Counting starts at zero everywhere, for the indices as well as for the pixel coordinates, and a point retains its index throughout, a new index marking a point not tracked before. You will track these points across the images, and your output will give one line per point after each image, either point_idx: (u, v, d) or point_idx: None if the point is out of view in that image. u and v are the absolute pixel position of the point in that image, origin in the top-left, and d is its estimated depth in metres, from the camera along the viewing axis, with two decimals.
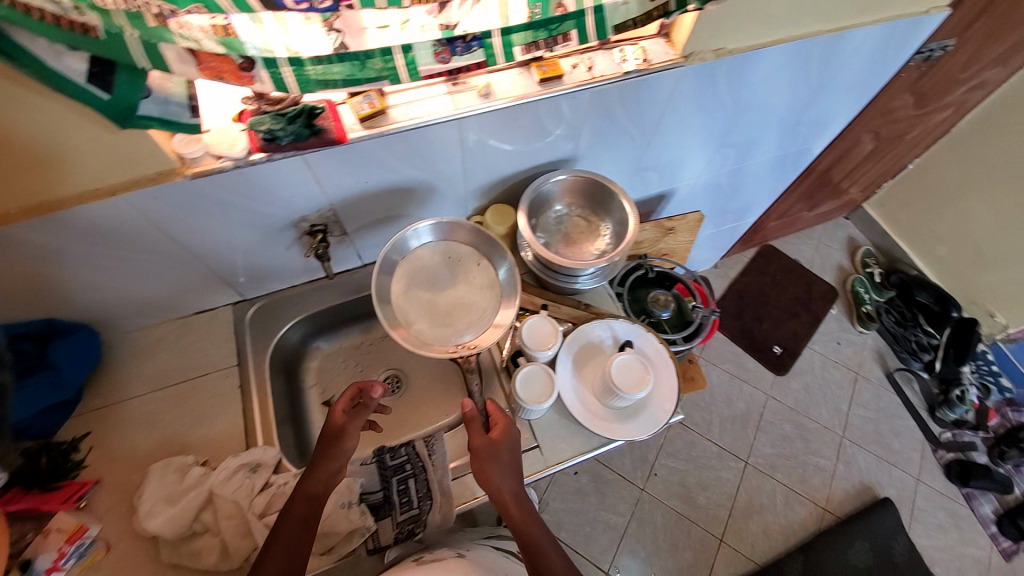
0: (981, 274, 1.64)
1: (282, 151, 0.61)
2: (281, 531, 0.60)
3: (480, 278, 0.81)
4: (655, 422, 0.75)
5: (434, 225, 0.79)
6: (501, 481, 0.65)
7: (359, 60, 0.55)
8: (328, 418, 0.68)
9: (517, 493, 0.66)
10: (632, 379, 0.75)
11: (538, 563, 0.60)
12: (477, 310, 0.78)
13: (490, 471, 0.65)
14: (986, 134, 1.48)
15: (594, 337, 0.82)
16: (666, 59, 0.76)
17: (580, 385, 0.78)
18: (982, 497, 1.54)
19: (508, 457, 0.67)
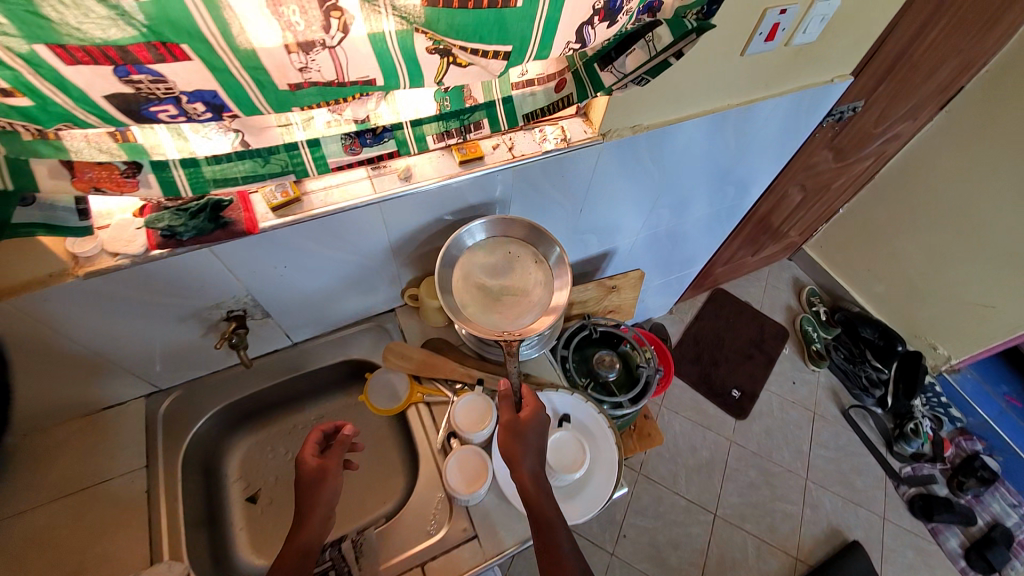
0: (918, 309, 1.72)
1: (183, 246, 0.59)
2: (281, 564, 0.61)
3: (535, 273, 0.85)
4: (595, 503, 0.73)
5: (494, 220, 0.83)
6: (525, 459, 0.68)
7: (262, 156, 0.55)
8: (300, 464, 0.69)
9: (535, 473, 0.68)
10: (567, 458, 0.75)
11: (547, 543, 0.62)
12: (529, 302, 0.83)
13: (514, 448, 0.69)
14: (905, 180, 1.60)
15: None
16: (584, 137, 0.79)
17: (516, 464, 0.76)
18: (948, 531, 1.52)
19: (533, 438, 0.71)
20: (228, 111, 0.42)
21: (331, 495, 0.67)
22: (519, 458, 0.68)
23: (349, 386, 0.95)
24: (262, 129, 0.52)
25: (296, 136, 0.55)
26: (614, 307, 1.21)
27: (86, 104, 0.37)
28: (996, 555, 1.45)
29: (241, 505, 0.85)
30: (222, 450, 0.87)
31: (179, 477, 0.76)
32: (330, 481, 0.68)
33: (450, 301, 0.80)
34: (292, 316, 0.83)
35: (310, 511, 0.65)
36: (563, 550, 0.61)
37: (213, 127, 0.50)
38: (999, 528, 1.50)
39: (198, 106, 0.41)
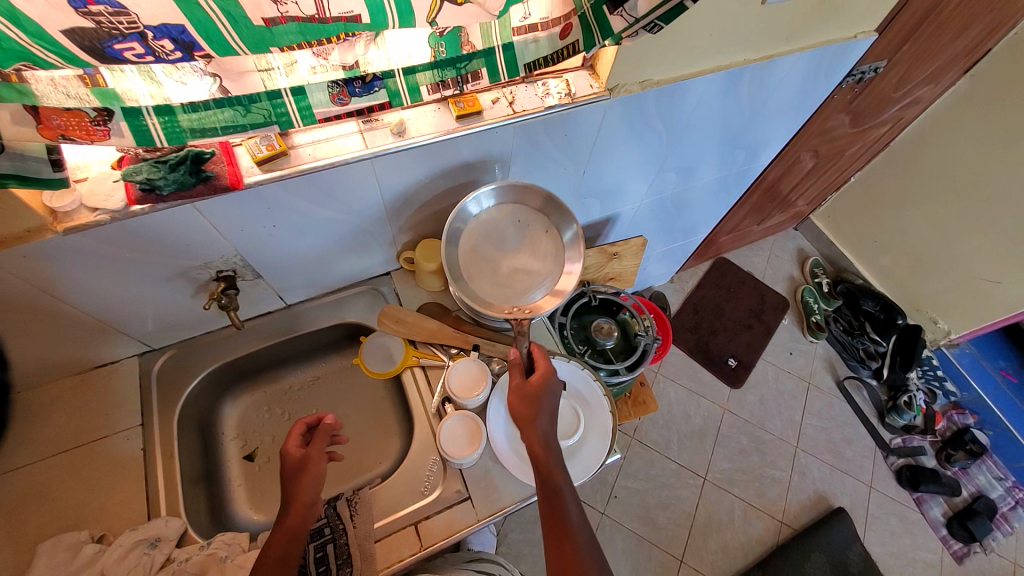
0: (922, 283, 1.70)
1: (165, 202, 0.57)
2: (270, 549, 0.61)
3: (546, 246, 0.80)
4: (586, 470, 0.74)
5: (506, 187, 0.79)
6: (538, 424, 0.67)
7: (242, 104, 0.50)
8: (283, 457, 0.67)
9: (546, 439, 0.66)
10: (562, 424, 0.76)
11: (553, 503, 0.64)
12: (540, 273, 0.79)
13: (529, 414, 0.67)
14: (922, 148, 1.53)
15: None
16: (590, 92, 0.74)
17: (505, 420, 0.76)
18: (932, 501, 1.56)
19: (547, 402, 0.69)
20: (200, 50, 0.40)
21: (316, 481, 0.66)
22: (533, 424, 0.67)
23: (345, 348, 0.95)
24: (240, 74, 0.49)
25: (279, 83, 0.51)
26: (615, 274, 1.19)
27: (43, 41, 0.34)
28: (978, 526, 1.48)
29: (239, 463, 0.86)
30: (219, 411, 0.87)
31: (175, 436, 0.77)
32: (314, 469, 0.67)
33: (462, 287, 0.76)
34: (285, 278, 0.81)
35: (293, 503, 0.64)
36: (569, 517, 0.63)
37: (188, 71, 0.47)
38: (982, 500, 1.53)
39: (166, 44, 0.38)
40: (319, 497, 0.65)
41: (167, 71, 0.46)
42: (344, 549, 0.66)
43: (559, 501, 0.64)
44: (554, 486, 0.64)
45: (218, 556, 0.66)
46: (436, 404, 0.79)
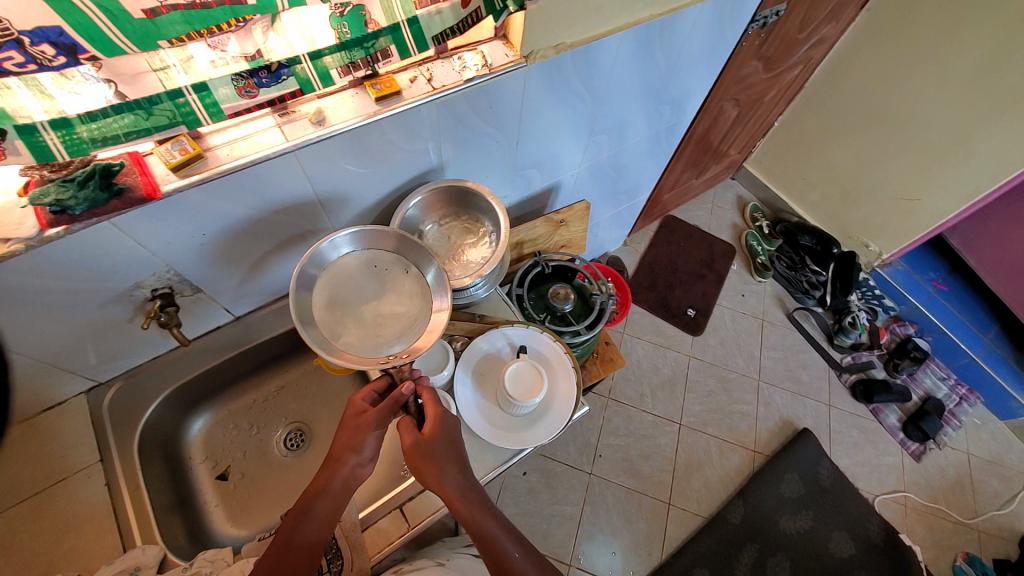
0: (849, 211, 1.83)
1: (79, 221, 0.54)
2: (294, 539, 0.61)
3: (410, 286, 0.73)
4: (557, 423, 0.77)
5: (362, 232, 0.73)
6: (443, 479, 0.63)
7: (143, 108, 0.49)
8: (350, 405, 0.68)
9: (459, 486, 0.64)
10: (526, 386, 0.77)
11: (489, 548, 0.62)
12: (405, 316, 0.71)
13: (430, 470, 0.63)
14: (832, 85, 1.64)
15: (487, 349, 0.83)
16: (507, 61, 0.75)
17: (472, 392, 0.79)
18: (887, 409, 1.70)
19: (444, 450, 0.65)
20: (84, 52, 0.42)
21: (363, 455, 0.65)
22: (440, 477, 0.63)
23: (306, 352, 0.94)
24: (136, 76, 0.47)
25: (179, 81, 0.50)
26: (565, 242, 1.24)
27: None
28: (929, 424, 1.63)
29: (213, 484, 0.84)
30: (182, 436, 0.85)
31: (139, 466, 0.75)
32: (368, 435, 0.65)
33: (313, 335, 0.66)
34: (229, 288, 0.79)
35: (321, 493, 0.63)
36: (512, 556, 0.62)
37: (78, 79, 0.44)
38: (931, 401, 1.69)
39: (46, 50, 0.40)
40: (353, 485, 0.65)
41: (58, 83, 0.44)
42: (333, 544, 0.67)
43: (493, 542, 0.62)
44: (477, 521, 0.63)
45: (203, 573, 0.64)
46: None
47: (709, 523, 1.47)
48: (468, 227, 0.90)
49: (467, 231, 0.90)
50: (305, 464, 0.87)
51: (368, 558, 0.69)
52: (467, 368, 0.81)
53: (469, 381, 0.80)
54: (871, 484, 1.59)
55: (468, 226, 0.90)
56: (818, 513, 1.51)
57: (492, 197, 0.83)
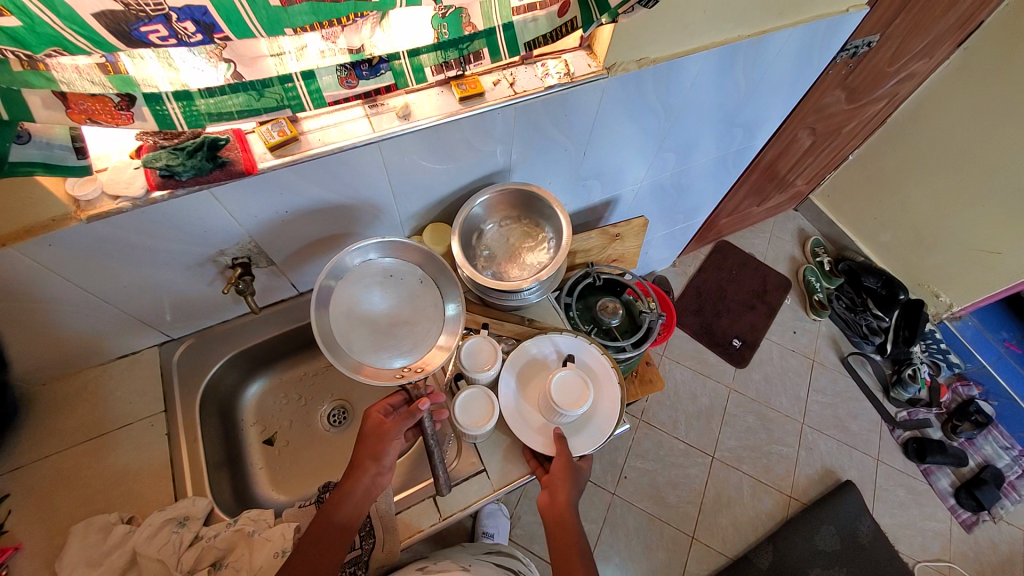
0: (923, 257, 1.71)
1: (184, 187, 0.59)
2: (318, 535, 0.64)
3: (423, 300, 0.79)
4: (603, 433, 0.76)
5: (377, 245, 0.76)
6: (565, 500, 0.70)
7: (256, 89, 0.54)
8: (366, 415, 0.71)
9: (570, 508, 0.70)
10: (572, 396, 0.75)
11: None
12: (421, 329, 0.77)
13: (561, 485, 0.70)
14: (919, 122, 1.54)
15: (533, 355, 0.83)
16: (588, 71, 0.76)
17: (519, 397, 0.79)
18: (940, 472, 1.57)
19: (575, 476, 0.72)
20: (218, 32, 0.45)
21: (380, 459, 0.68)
22: (563, 488, 0.70)
23: None
24: (253, 60, 0.51)
25: (290, 67, 0.54)
26: (617, 256, 1.22)
27: (75, 25, 0.39)
28: (984, 493, 1.50)
29: (259, 446, 0.89)
30: (238, 397, 0.90)
31: (196, 421, 0.80)
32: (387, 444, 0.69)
33: (342, 358, 0.71)
34: (297, 265, 0.84)
35: (344, 494, 0.66)
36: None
37: (204, 57, 0.49)
38: (988, 470, 1.56)
39: (188, 27, 0.43)
40: (374, 491, 0.67)
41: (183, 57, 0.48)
42: (368, 522, 0.69)
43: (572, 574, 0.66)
44: (573, 541, 0.68)
45: (246, 531, 0.68)
46: (450, 380, 0.82)
47: (732, 565, 1.40)
48: (531, 230, 0.91)
49: (527, 232, 0.91)
50: (345, 441, 0.90)
51: (398, 540, 0.71)
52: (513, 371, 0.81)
53: (514, 383, 0.81)
54: (913, 549, 1.47)
55: (531, 229, 0.91)
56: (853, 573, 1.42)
57: (558, 205, 0.83)
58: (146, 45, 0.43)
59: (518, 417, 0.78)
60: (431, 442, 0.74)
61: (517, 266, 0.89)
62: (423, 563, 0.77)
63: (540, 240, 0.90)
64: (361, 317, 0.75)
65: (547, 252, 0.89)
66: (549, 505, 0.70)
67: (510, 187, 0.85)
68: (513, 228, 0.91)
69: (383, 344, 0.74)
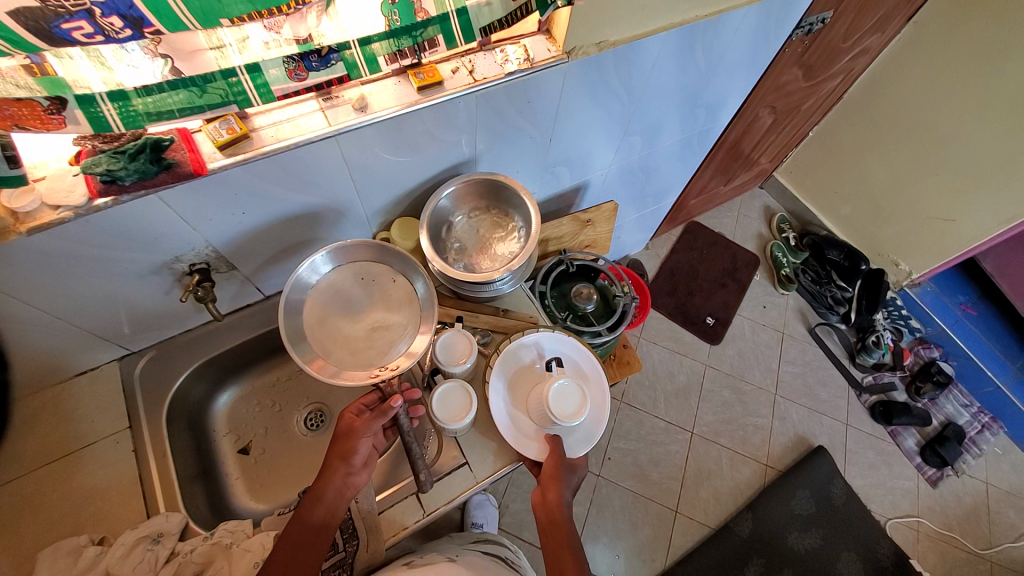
0: (882, 228, 1.78)
1: (129, 192, 0.56)
2: (294, 536, 0.63)
3: (396, 296, 0.77)
4: (596, 433, 0.77)
5: (339, 248, 0.75)
6: (557, 496, 0.70)
7: (197, 86, 0.51)
8: (341, 414, 0.71)
9: (563, 507, 0.70)
10: (568, 406, 0.73)
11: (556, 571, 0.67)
12: (393, 327, 0.75)
13: (554, 484, 0.71)
14: (874, 97, 1.59)
15: (521, 357, 0.82)
16: (548, 56, 0.75)
17: (510, 402, 0.78)
18: (906, 432, 1.66)
19: (568, 475, 0.73)
20: (148, 25, 0.42)
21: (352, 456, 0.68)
22: (556, 486, 0.70)
23: None
24: (191, 53, 0.49)
25: (233, 61, 0.51)
26: (590, 242, 1.22)
27: None
28: (948, 450, 1.60)
29: (235, 456, 0.86)
30: (209, 408, 0.87)
31: (165, 435, 0.77)
32: (358, 442, 0.68)
33: (302, 353, 0.69)
34: (261, 268, 0.81)
35: (319, 494, 0.65)
36: None
37: (138, 53, 0.47)
38: (951, 426, 1.65)
39: (114, 22, 0.41)
40: (348, 487, 0.67)
41: (117, 56, 0.46)
42: (350, 524, 0.69)
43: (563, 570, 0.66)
44: (565, 539, 0.68)
45: (223, 543, 0.66)
46: (427, 375, 0.81)
47: (715, 534, 1.46)
48: (501, 219, 0.90)
49: (496, 222, 0.90)
50: (325, 445, 0.88)
51: (382, 540, 0.70)
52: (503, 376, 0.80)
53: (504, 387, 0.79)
54: (881, 505, 1.55)
55: (501, 219, 0.90)
56: (828, 533, 1.49)
57: (525, 191, 0.83)
58: (72, 43, 0.41)
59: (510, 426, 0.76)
60: (409, 440, 0.72)
61: (489, 256, 0.88)
62: (408, 558, 0.76)
63: (510, 228, 0.89)
64: (333, 320, 0.74)
65: (518, 240, 0.88)
66: (542, 503, 0.71)
67: (476, 176, 0.84)
68: (484, 219, 0.90)
69: (356, 346, 0.73)
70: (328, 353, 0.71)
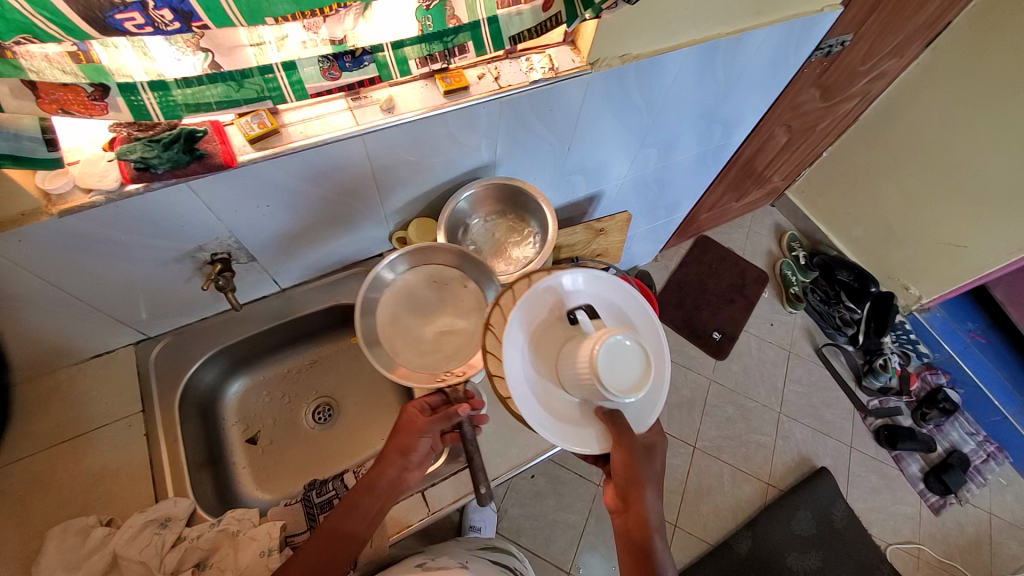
0: (894, 251, 1.77)
1: (160, 180, 0.58)
2: (328, 526, 0.63)
3: (466, 301, 0.79)
4: (663, 389, 0.61)
5: (415, 250, 0.79)
6: (637, 500, 0.62)
7: (235, 80, 0.53)
8: (404, 409, 0.70)
9: (646, 506, 0.63)
10: (626, 375, 0.54)
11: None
12: (462, 335, 0.77)
13: (635, 485, 0.61)
14: (890, 120, 1.60)
15: (541, 316, 0.61)
16: (572, 66, 0.77)
17: (546, 382, 0.60)
18: (910, 458, 1.64)
19: (648, 470, 0.62)
20: (197, 20, 0.44)
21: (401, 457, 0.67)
22: (637, 494, 0.62)
23: (341, 332, 0.97)
24: (231, 49, 0.50)
25: (270, 58, 0.53)
26: (602, 251, 1.23)
27: (46, 11, 0.39)
28: (952, 478, 1.57)
29: (242, 446, 0.87)
30: (219, 397, 0.88)
31: (177, 420, 0.78)
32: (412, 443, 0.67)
33: (380, 357, 0.73)
34: (279, 261, 0.82)
35: (362, 489, 0.65)
36: None
37: (182, 46, 0.48)
38: (955, 454, 1.63)
39: (165, 15, 0.43)
40: (389, 490, 0.66)
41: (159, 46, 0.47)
42: None
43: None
44: (649, 553, 0.61)
45: (230, 531, 0.67)
46: None
47: (713, 551, 1.44)
48: (518, 221, 0.91)
49: (512, 223, 0.92)
50: (331, 439, 0.89)
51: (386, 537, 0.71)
52: (529, 349, 0.61)
53: (528, 359, 0.60)
54: (884, 531, 1.53)
55: (518, 221, 0.91)
56: (827, 555, 1.48)
57: (544, 200, 0.83)
58: (121, 32, 0.43)
59: (551, 415, 0.59)
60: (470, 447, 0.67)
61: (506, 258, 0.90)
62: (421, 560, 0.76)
63: (526, 231, 0.91)
64: (408, 322, 0.78)
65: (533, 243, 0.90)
66: (620, 503, 0.64)
67: (493, 182, 0.85)
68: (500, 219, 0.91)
69: (426, 353, 0.75)
70: (399, 357, 0.75)
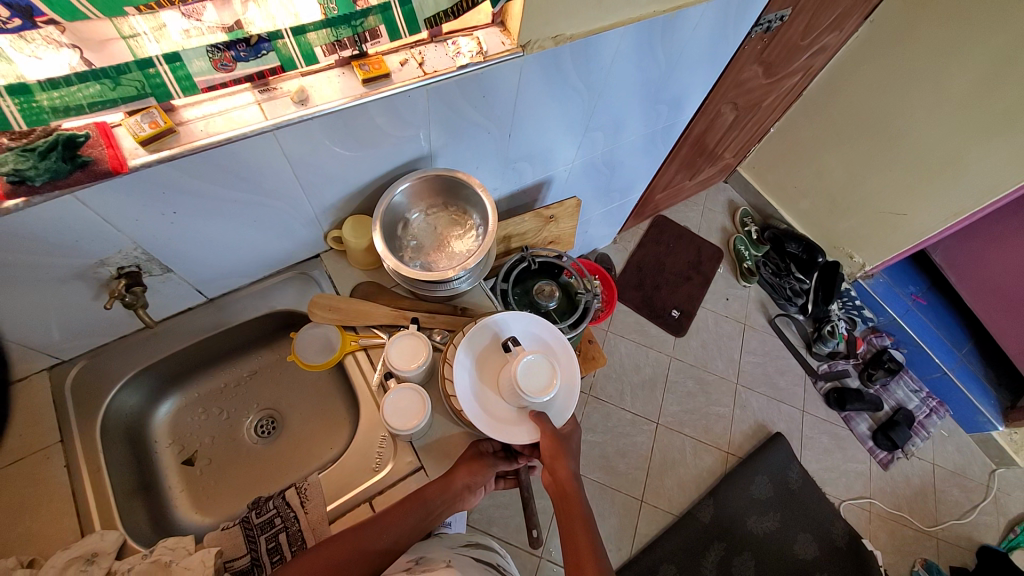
0: (838, 222, 1.84)
1: (40, 194, 0.52)
2: (365, 527, 0.65)
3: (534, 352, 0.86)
4: (575, 392, 0.76)
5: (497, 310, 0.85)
6: (563, 468, 0.69)
7: (110, 77, 0.50)
8: (475, 441, 0.77)
9: (571, 475, 0.70)
10: (537, 378, 0.71)
11: (569, 543, 0.66)
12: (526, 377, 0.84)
13: (558, 454, 0.70)
14: (832, 94, 1.63)
15: (481, 340, 0.78)
16: (502, 49, 0.72)
17: (487, 392, 0.76)
18: (859, 417, 1.74)
19: (569, 445, 0.73)
20: (40, 14, 0.44)
21: (451, 488, 0.71)
22: (561, 461, 0.70)
23: (281, 340, 0.92)
24: (103, 44, 0.48)
25: (150, 50, 0.50)
26: (554, 238, 1.22)
27: None
28: (898, 434, 1.68)
29: (179, 468, 0.82)
30: (147, 419, 0.82)
31: (101, 447, 0.72)
32: (467, 473, 0.72)
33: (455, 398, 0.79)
34: (201, 270, 0.76)
35: (404, 504, 0.68)
36: (592, 549, 0.64)
37: (41, 44, 0.46)
38: (902, 412, 1.73)
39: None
40: (428, 516, 0.69)
41: (16, 46, 0.45)
42: (299, 536, 0.68)
43: (575, 535, 0.66)
44: (573, 502, 0.69)
45: (163, 561, 0.62)
46: (379, 379, 0.78)
47: (679, 522, 1.49)
48: (459, 213, 0.88)
49: (453, 215, 0.88)
50: (277, 452, 0.85)
51: None
52: (473, 370, 0.77)
53: (470, 375, 0.76)
54: (838, 490, 1.63)
55: (459, 212, 0.88)
56: (785, 516, 1.55)
57: (482, 189, 0.80)
58: None
59: (490, 417, 0.73)
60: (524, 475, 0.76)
61: (449, 253, 0.86)
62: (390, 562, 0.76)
63: (467, 223, 0.87)
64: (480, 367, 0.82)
65: (476, 234, 0.86)
66: (553, 481, 0.70)
67: (428, 172, 0.81)
68: (441, 211, 0.88)
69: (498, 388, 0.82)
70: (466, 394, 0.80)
